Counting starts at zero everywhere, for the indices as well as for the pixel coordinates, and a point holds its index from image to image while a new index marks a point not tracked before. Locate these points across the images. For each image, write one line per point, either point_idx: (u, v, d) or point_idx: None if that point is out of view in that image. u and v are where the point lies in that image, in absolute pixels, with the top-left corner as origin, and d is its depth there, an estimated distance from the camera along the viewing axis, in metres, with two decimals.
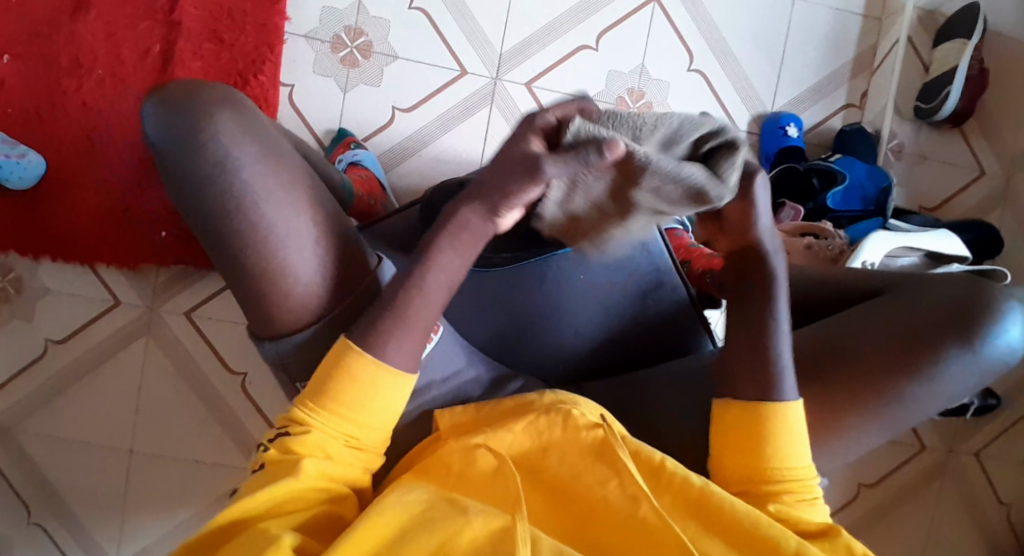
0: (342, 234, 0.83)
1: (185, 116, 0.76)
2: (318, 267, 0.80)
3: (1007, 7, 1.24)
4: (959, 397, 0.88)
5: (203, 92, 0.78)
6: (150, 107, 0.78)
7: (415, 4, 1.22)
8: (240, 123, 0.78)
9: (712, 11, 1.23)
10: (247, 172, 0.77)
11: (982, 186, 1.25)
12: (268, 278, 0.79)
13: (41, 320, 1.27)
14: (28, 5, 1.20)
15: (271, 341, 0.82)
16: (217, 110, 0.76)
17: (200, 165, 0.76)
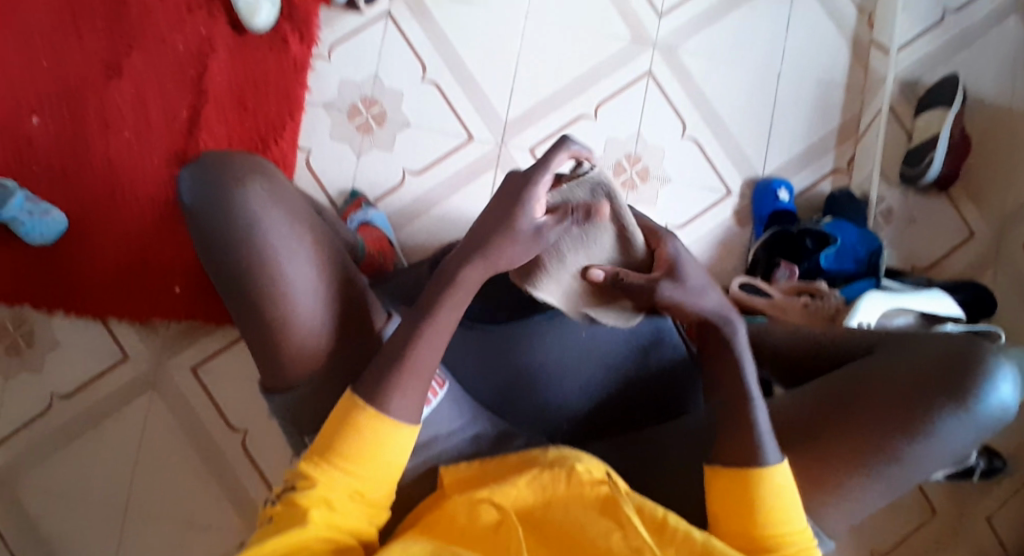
0: (353, 291, 0.86)
1: (219, 181, 0.80)
2: (325, 322, 0.84)
3: (987, 79, 1.30)
4: (959, 454, 0.90)
5: (236, 159, 0.82)
6: (187, 173, 0.82)
7: (428, 77, 1.31)
8: (268, 190, 0.81)
9: (703, 84, 1.31)
10: (269, 234, 0.80)
11: (972, 247, 1.30)
12: (281, 333, 0.82)
13: (49, 371, 1.31)
14: (60, 70, 1.29)
15: (283, 393, 0.86)
16: (248, 178, 0.80)
17: (225, 223, 0.80)
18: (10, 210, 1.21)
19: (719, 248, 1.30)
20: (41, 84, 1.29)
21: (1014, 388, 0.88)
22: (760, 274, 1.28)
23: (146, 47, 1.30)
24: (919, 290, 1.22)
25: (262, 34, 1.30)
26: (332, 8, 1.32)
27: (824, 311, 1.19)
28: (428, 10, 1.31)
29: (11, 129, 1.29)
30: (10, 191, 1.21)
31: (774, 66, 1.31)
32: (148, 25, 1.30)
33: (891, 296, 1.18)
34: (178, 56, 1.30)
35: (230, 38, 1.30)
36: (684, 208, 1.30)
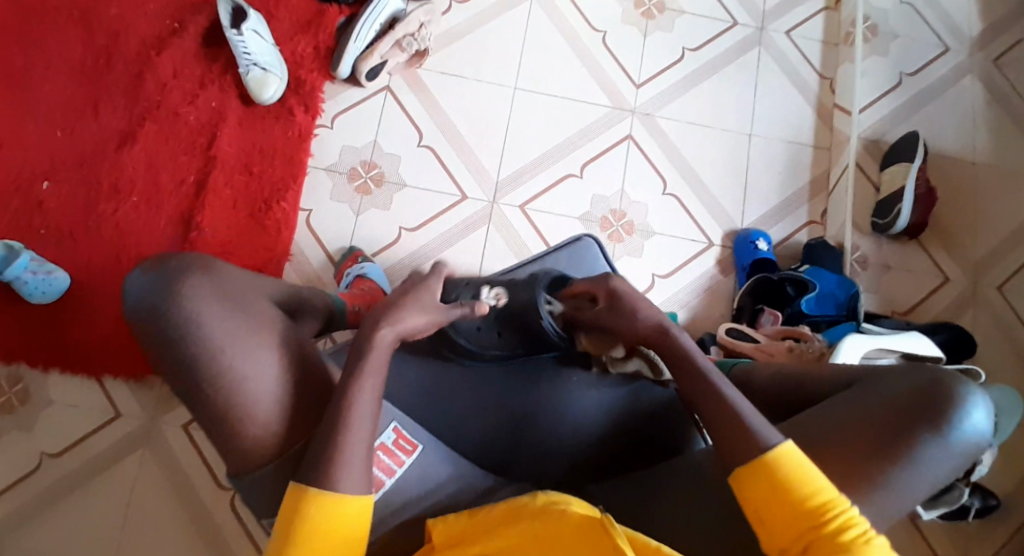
0: (299, 352, 0.90)
1: (166, 285, 0.86)
2: (273, 379, 0.87)
3: (946, 136, 1.40)
4: (941, 483, 0.91)
5: (175, 260, 0.88)
6: (137, 274, 0.88)
7: (424, 142, 1.39)
8: (211, 284, 0.87)
9: (681, 146, 1.40)
10: (214, 326, 0.85)
11: (948, 292, 1.35)
12: (247, 380, 0.85)
13: (40, 429, 1.32)
14: (73, 139, 1.38)
15: (240, 478, 0.87)
16: (187, 278, 0.86)
17: (189, 298, 0.85)
18: (15, 270, 1.27)
19: (703, 297, 1.36)
20: (54, 153, 1.37)
21: (986, 416, 0.91)
22: (746, 320, 1.33)
23: (158, 119, 1.39)
24: (899, 333, 1.24)
25: (269, 104, 1.40)
26: (335, 82, 1.42)
27: (809, 355, 1.21)
28: (424, 82, 1.41)
29: (23, 194, 1.36)
30: (18, 252, 1.28)
31: (745, 128, 1.41)
32: (161, 99, 1.40)
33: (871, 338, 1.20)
34: (189, 127, 1.39)
35: (239, 109, 1.40)
36: (668, 260, 1.37)
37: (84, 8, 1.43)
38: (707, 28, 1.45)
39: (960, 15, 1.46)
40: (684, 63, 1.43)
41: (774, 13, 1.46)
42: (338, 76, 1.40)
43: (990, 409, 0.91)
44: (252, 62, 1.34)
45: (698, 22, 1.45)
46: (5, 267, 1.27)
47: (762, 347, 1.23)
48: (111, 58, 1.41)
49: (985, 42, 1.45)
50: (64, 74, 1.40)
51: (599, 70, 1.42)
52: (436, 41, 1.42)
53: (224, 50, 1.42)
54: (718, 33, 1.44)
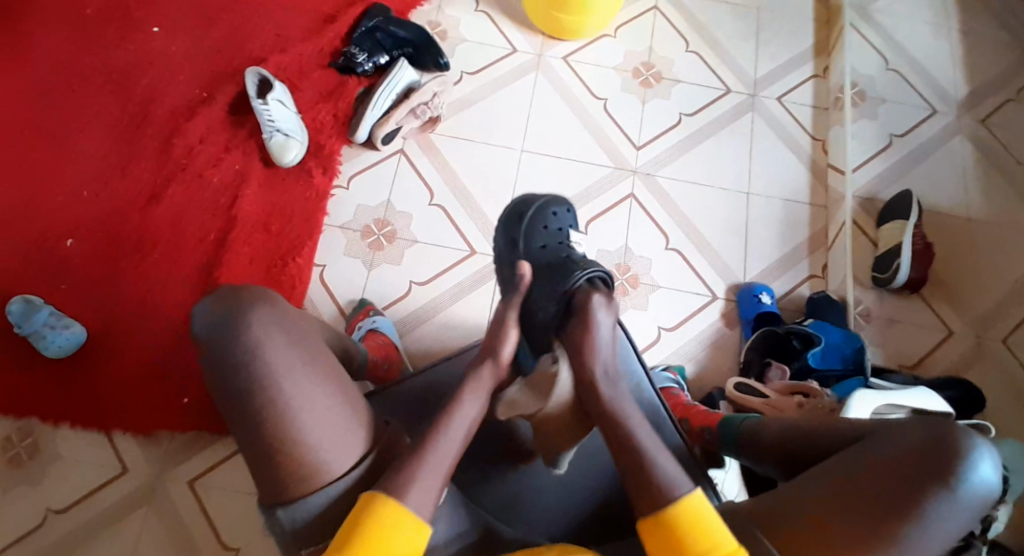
0: (343, 387, 0.94)
1: (229, 313, 0.90)
2: (323, 416, 0.90)
3: (939, 195, 1.45)
4: (953, 538, 0.89)
5: (242, 291, 0.93)
6: (203, 305, 0.92)
7: (435, 201, 1.45)
8: (271, 312, 0.91)
9: (681, 204, 1.45)
10: (275, 355, 0.89)
11: (953, 345, 1.36)
12: (289, 411, 0.88)
13: (46, 484, 1.31)
14: (101, 199, 1.44)
15: (283, 508, 0.89)
16: (255, 306, 0.91)
17: (248, 327, 0.89)
18: (33, 323, 1.31)
19: (710, 351, 1.38)
20: (81, 212, 1.43)
21: (994, 469, 0.89)
22: (754, 375, 1.33)
23: (183, 180, 1.46)
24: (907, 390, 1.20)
25: (289, 167, 1.47)
26: (352, 146, 1.49)
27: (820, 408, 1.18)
28: (436, 145, 1.49)
29: (48, 251, 1.41)
30: (37, 306, 1.32)
31: (742, 188, 1.47)
32: (188, 162, 1.47)
33: (880, 394, 1.16)
34: (212, 188, 1.46)
35: (261, 171, 1.47)
36: (673, 312, 1.39)
37: (118, 77, 1.52)
38: (702, 95, 1.53)
39: (945, 81, 1.54)
40: (682, 127, 1.50)
41: (765, 82, 1.55)
42: (355, 140, 1.48)
43: (998, 461, 0.89)
44: (275, 129, 1.43)
45: (694, 90, 1.54)
46: (25, 322, 1.31)
47: (771, 402, 1.21)
48: (142, 124, 1.49)
49: (970, 105, 1.52)
50: (95, 139, 1.48)
51: (601, 134, 1.49)
52: (448, 108, 1.51)
53: (249, 118, 1.50)
54: (713, 100, 1.53)
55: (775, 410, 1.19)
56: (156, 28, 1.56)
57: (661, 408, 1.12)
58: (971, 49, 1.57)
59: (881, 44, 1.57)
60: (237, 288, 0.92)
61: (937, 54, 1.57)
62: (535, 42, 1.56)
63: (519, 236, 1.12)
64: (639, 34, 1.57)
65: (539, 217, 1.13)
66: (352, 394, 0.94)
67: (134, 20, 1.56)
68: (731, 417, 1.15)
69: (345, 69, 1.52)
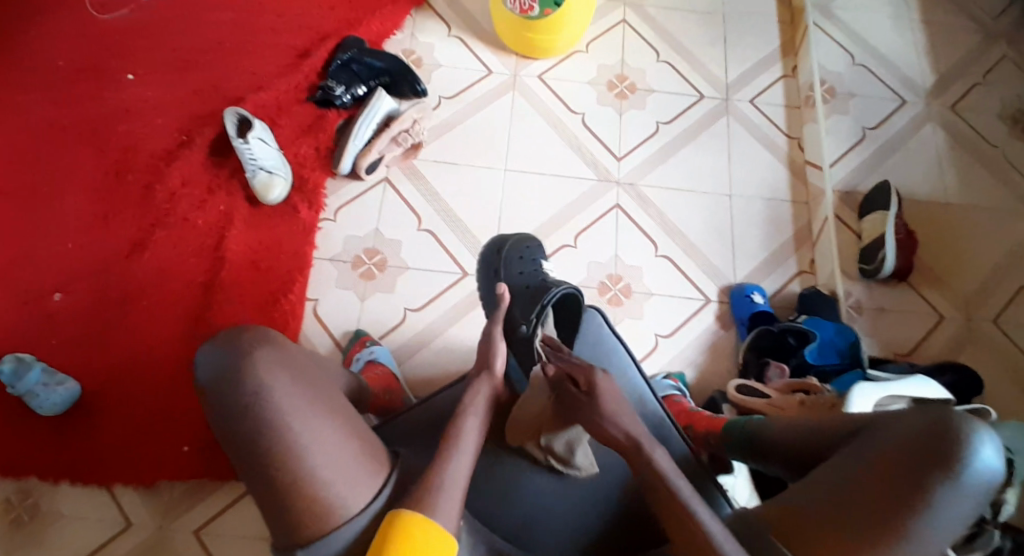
0: (351, 423, 0.95)
1: (234, 357, 0.91)
2: (334, 453, 0.91)
3: (917, 183, 1.48)
4: (963, 522, 0.91)
5: (244, 332, 0.94)
6: (207, 349, 0.93)
7: (423, 226, 1.46)
8: (276, 355, 0.93)
9: (666, 211, 1.47)
10: (283, 397, 0.90)
11: (943, 329, 1.38)
12: (300, 452, 0.89)
13: (49, 546, 1.29)
14: (85, 250, 1.43)
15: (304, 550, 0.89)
16: (259, 349, 0.92)
17: (256, 372, 0.91)
18: (27, 383, 1.28)
19: (708, 354, 1.39)
20: (65, 265, 1.42)
21: (995, 452, 0.90)
22: (754, 376, 1.33)
23: (168, 224, 1.45)
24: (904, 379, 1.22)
25: (274, 205, 1.47)
26: (336, 177, 1.50)
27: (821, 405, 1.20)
28: (420, 171, 1.50)
29: (35, 307, 1.39)
30: (29, 365, 1.29)
31: (724, 190, 1.49)
32: (171, 207, 1.46)
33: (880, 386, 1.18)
34: (198, 231, 1.45)
35: (246, 211, 1.46)
36: (668, 319, 1.40)
37: (94, 127, 1.51)
38: (678, 102, 1.56)
39: (912, 70, 1.58)
40: (660, 135, 1.53)
41: (738, 84, 1.58)
42: (339, 172, 1.48)
43: (998, 444, 0.90)
44: (258, 167, 1.42)
45: (669, 97, 1.56)
46: (17, 381, 1.29)
47: (773, 402, 1.23)
48: (123, 172, 1.48)
49: (938, 92, 1.56)
50: (76, 190, 1.46)
51: (582, 147, 1.51)
52: (429, 134, 1.52)
53: (230, 158, 1.50)
54: (688, 106, 1.55)
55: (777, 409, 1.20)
56: (130, 74, 1.55)
57: (666, 418, 1.13)
58: (934, 37, 1.61)
59: (848, 40, 1.61)
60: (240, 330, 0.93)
61: (902, 46, 1.61)
62: (509, 62, 1.58)
63: (498, 266, 1.29)
64: (610, 47, 1.60)
65: (515, 248, 1.30)
66: (359, 427, 0.96)
67: (106, 68, 1.55)
68: (733, 422, 1.16)
69: (324, 102, 1.53)
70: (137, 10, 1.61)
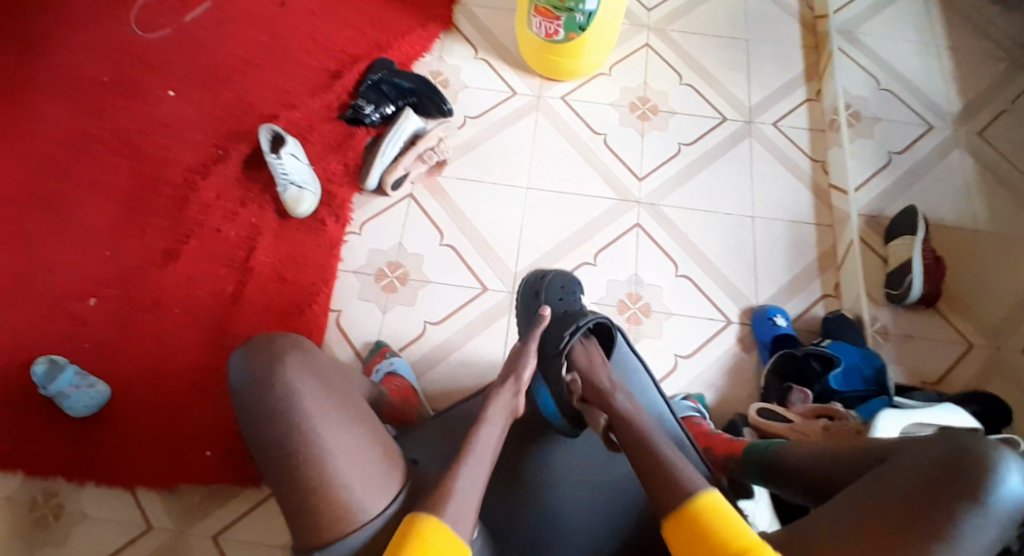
0: (371, 426, 0.97)
1: (261, 363, 0.95)
2: (350, 455, 0.93)
3: (945, 208, 1.46)
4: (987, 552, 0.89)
5: (275, 339, 0.98)
6: (238, 356, 0.97)
7: (446, 241, 1.48)
8: (303, 360, 0.96)
9: (687, 231, 1.47)
10: (303, 401, 0.93)
11: (972, 357, 1.35)
12: (317, 453, 0.92)
13: (71, 546, 1.32)
14: (121, 259, 1.48)
15: (318, 550, 0.90)
16: (285, 354, 0.96)
17: (281, 376, 0.94)
18: (58, 384, 1.32)
19: (728, 376, 1.37)
20: (101, 273, 1.47)
21: (1021, 480, 0.89)
22: (776, 400, 1.32)
23: (200, 236, 1.49)
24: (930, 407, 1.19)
25: (303, 218, 1.50)
26: (363, 193, 1.53)
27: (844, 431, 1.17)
28: (444, 188, 1.52)
29: (71, 313, 1.44)
30: (61, 367, 1.33)
31: (747, 212, 1.49)
32: (204, 219, 1.51)
33: (903, 413, 1.15)
34: (228, 242, 1.49)
35: (276, 224, 1.50)
36: (688, 339, 1.40)
37: (135, 141, 1.57)
38: (699, 124, 1.57)
39: (938, 96, 1.57)
40: (681, 156, 1.54)
41: (761, 108, 1.59)
42: (366, 188, 1.51)
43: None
44: (289, 182, 1.46)
45: (691, 120, 1.57)
46: (48, 383, 1.32)
47: (795, 427, 1.20)
48: (160, 186, 1.54)
49: (967, 117, 1.54)
50: (114, 201, 1.52)
51: (603, 167, 1.53)
52: (454, 152, 1.55)
53: (263, 173, 1.55)
54: (710, 129, 1.56)
55: (799, 434, 1.18)
56: (170, 92, 1.62)
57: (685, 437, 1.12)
58: (962, 63, 1.60)
59: (873, 66, 1.61)
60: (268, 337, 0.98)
61: (928, 71, 1.60)
62: (534, 84, 1.61)
63: (540, 292, 1.28)
64: (633, 70, 1.62)
65: (557, 279, 1.29)
66: (380, 431, 0.98)
67: (148, 86, 1.63)
68: (755, 445, 1.14)
69: (354, 121, 1.57)
70: (179, 31, 1.68)
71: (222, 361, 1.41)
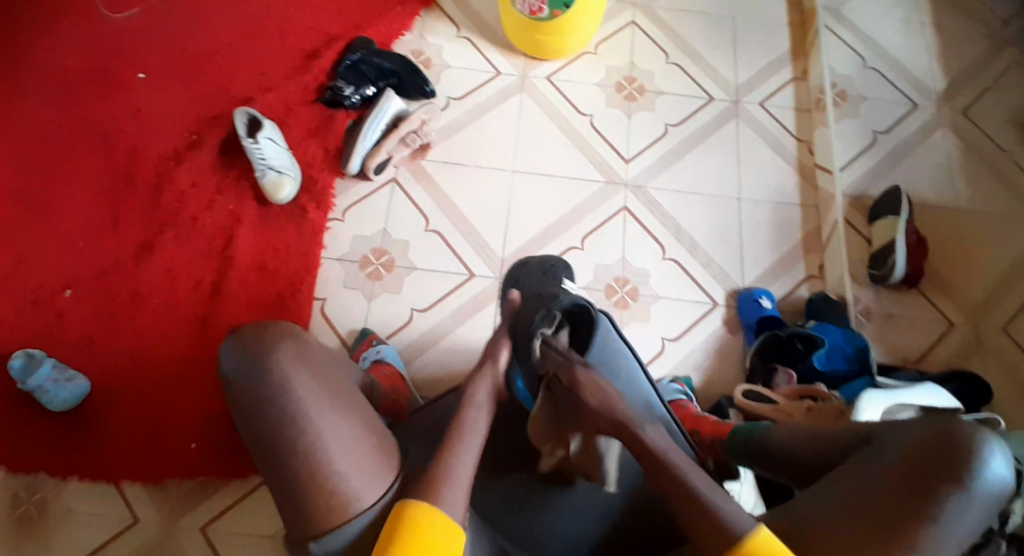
0: (366, 419, 0.96)
1: (258, 358, 0.92)
2: (346, 447, 0.92)
3: (927, 188, 1.47)
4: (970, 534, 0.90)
5: (268, 331, 0.95)
6: (229, 347, 0.94)
7: (431, 227, 1.46)
8: (295, 350, 0.94)
9: (674, 213, 1.47)
10: (301, 395, 0.92)
11: (953, 336, 1.37)
12: (312, 446, 0.90)
13: (57, 541, 1.30)
14: (96, 249, 1.44)
15: (317, 541, 0.90)
16: (281, 347, 0.93)
17: (278, 370, 0.92)
18: (36, 378, 1.29)
19: (715, 357, 1.38)
20: (76, 264, 1.43)
21: (1007, 463, 0.90)
22: (760, 381, 1.32)
23: (178, 225, 1.46)
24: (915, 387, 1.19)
25: (283, 205, 1.47)
26: (344, 178, 1.50)
27: (829, 413, 1.17)
28: (427, 172, 1.50)
29: (46, 306, 1.40)
30: (39, 361, 1.30)
31: (733, 193, 1.49)
32: (180, 206, 1.47)
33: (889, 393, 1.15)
34: (207, 231, 1.45)
35: (255, 211, 1.47)
36: (675, 321, 1.40)
37: (105, 126, 1.52)
38: (686, 104, 1.55)
39: (923, 74, 1.57)
40: (668, 137, 1.52)
41: (748, 87, 1.58)
42: (348, 172, 1.48)
43: (1009, 455, 0.90)
44: (268, 167, 1.42)
45: (678, 100, 1.56)
46: (26, 377, 1.29)
47: (781, 408, 1.21)
48: (134, 172, 1.49)
49: (950, 96, 1.55)
50: (86, 190, 1.48)
51: (590, 149, 1.51)
52: (437, 135, 1.52)
53: (239, 158, 1.51)
54: (697, 109, 1.55)
55: (784, 415, 1.20)
56: (141, 74, 1.56)
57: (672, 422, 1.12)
58: (947, 42, 1.60)
59: (860, 44, 1.60)
60: (261, 327, 0.95)
61: (913, 49, 1.60)
62: (518, 64, 1.58)
63: (520, 278, 1.34)
64: (620, 48, 1.60)
65: (538, 265, 1.35)
66: (376, 422, 0.97)
67: (117, 68, 1.57)
68: (741, 427, 1.14)
69: (333, 103, 1.53)
70: (149, 11, 1.62)
71: (205, 352, 1.39)
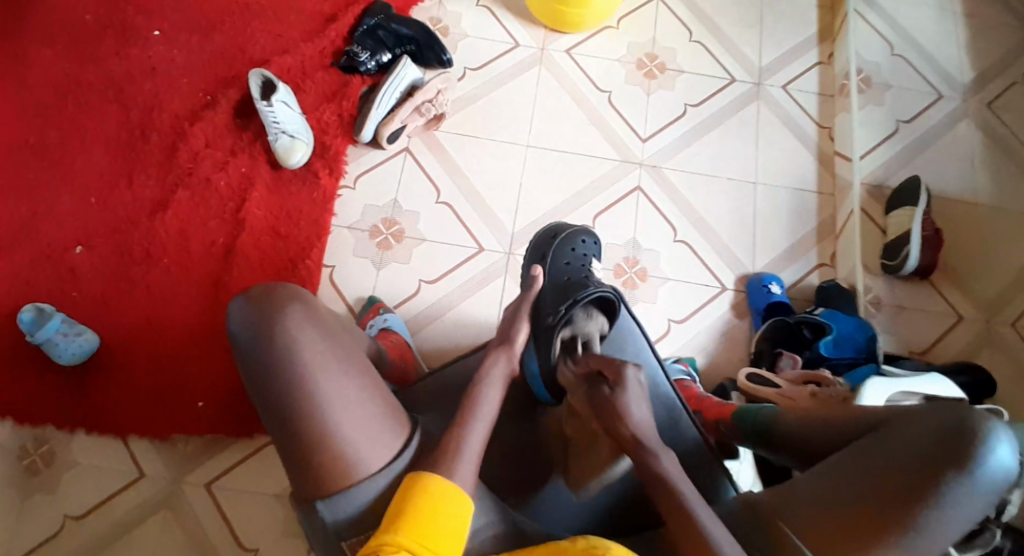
0: (371, 382, 0.95)
1: (264, 316, 0.92)
2: (349, 409, 0.91)
3: (948, 180, 1.44)
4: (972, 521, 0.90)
5: (277, 292, 0.94)
6: (238, 305, 0.93)
7: (442, 199, 1.45)
8: (305, 313, 0.93)
9: (689, 195, 1.45)
10: (306, 356, 0.91)
11: (964, 330, 1.36)
12: (316, 408, 0.90)
13: (63, 493, 1.32)
14: (108, 207, 1.44)
15: (325, 501, 0.90)
16: (289, 307, 0.92)
17: (284, 330, 0.91)
18: (45, 333, 1.30)
19: (721, 342, 1.38)
20: (89, 220, 1.43)
21: (1012, 452, 0.88)
22: (766, 366, 1.32)
23: (190, 184, 1.45)
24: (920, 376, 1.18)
25: (295, 169, 1.46)
26: (357, 145, 1.49)
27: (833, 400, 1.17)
28: (441, 143, 1.49)
29: (57, 260, 1.41)
30: (49, 315, 1.31)
31: (749, 177, 1.47)
32: (193, 166, 1.46)
33: (892, 381, 1.14)
34: (219, 192, 1.45)
35: (267, 174, 1.46)
36: (684, 304, 1.39)
37: (120, 83, 1.51)
38: (706, 85, 1.53)
39: (952, 64, 1.54)
40: (686, 118, 1.50)
41: (771, 69, 1.55)
42: (360, 140, 1.47)
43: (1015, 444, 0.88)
44: (280, 131, 1.41)
45: (699, 79, 1.53)
46: (36, 331, 1.30)
47: (784, 393, 1.20)
48: (147, 130, 1.49)
49: (978, 87, 1.51)
50: (99, 148, 1.47)
51: (607, 127, 1.49)
52: (452, 105, 1.51)
53: (254, 120, 1.50)
54: (717, 90, 1.52)
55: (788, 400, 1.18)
56: (157, 31, 1.55)
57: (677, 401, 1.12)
58: (979, 31, 1.56)
59: (888, 30, 1.56)
60: (270, 286, 0.94)
61: (943, 38, 1.56)
62: (537, 35, 1.56)
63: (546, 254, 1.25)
64: (642, 24, 1.57)
65: (568, 240, 1.25)
66: (382, 385, 0.96)
67: (133, 25, 1.56)
68: (745, 410, 1.14)
69: (349, 68, 1.52)
70: None
71: (214, 313, 1.40)
